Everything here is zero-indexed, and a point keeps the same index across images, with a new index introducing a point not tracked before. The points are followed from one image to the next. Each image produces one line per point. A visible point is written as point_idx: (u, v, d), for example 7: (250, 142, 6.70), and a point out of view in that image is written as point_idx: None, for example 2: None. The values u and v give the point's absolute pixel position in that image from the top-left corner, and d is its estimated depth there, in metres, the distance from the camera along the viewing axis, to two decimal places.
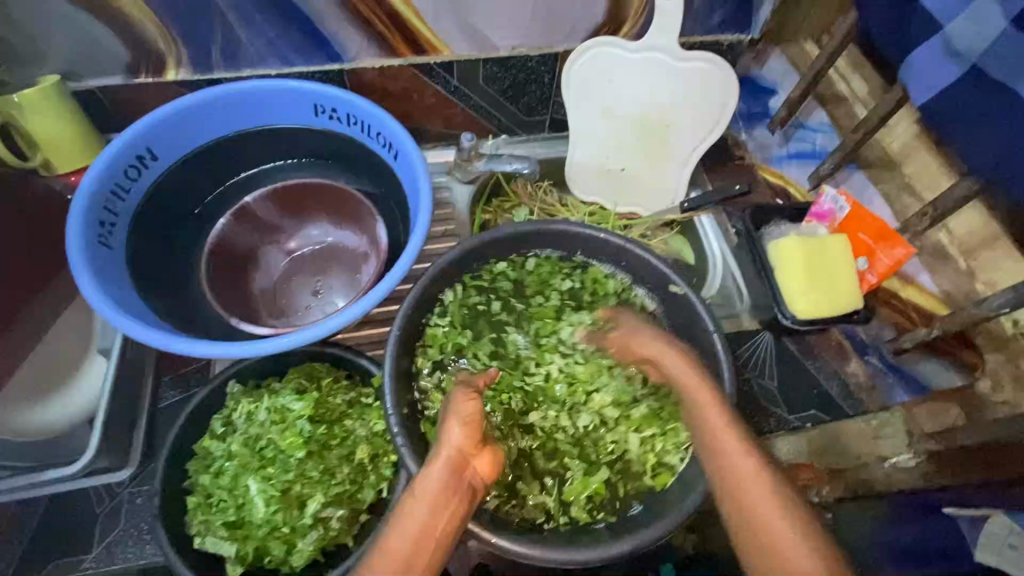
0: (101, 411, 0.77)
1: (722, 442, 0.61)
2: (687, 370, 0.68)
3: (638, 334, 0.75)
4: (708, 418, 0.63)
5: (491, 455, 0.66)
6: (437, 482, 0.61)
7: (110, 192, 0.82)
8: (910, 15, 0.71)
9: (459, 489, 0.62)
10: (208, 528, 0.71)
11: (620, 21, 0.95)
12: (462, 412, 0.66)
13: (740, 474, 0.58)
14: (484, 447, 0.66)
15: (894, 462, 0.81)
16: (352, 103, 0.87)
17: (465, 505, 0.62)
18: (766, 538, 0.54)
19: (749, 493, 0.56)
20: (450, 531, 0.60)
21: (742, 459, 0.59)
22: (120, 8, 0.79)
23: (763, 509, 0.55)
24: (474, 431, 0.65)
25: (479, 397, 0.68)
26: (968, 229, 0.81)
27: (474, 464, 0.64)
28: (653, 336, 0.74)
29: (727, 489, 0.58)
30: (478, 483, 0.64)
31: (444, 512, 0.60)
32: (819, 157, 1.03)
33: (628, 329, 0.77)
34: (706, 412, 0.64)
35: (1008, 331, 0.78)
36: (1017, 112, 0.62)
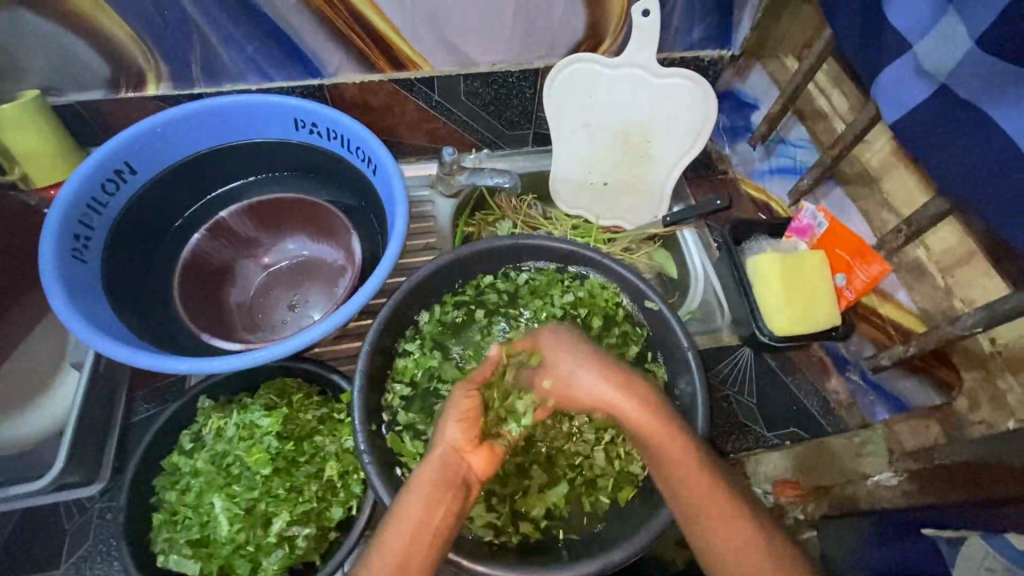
0: (70, 426, 0.77)
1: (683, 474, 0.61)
2: (644, 413, 0.63)
3: (577, 377, 0.67)
4: (670, 455, 0.61)
5: (489, 454, 0.64)
6: (434, 477, 0.60)
7: (87, 206, 0.82)
8: (878, 33, 0.71)
9: (454, 484, 0.61)
10: (172, 546, 0.70)
11: (599, 37, 0.96)
12: (460, 407, 0.66)
13: (702, 504, 0.60)
14: (480, 443, 0.64)
15: (878, 480, 0.83)
16: (333, 119, 0.88)
17: (460, 500, 0.60)
18: (729, 555, 0.58)
19: (713, 521, 0.59)
20: (443, 528, 0.59)
21: (715, 495, 0.60)
22: (98, 26, 0.81)
23: (725, 533, 0.59)
24: (470, 427, 0.65)
25: (478, 393, 0.67)
26: (944, 247, 0.81)
27: (470, 459, 0.63)
28: (589, 382, 0.67)
29: (691, 519, 0.60)
30: (472, 480, 0.63)
31: (438, 507, 0.59)
32: (798, 173, 1.04)
33: (562, 369, 0.68)
34: (665, 447, 0.62)
35: (985, 350, 0.77)
36: (984, 130, 0.62)
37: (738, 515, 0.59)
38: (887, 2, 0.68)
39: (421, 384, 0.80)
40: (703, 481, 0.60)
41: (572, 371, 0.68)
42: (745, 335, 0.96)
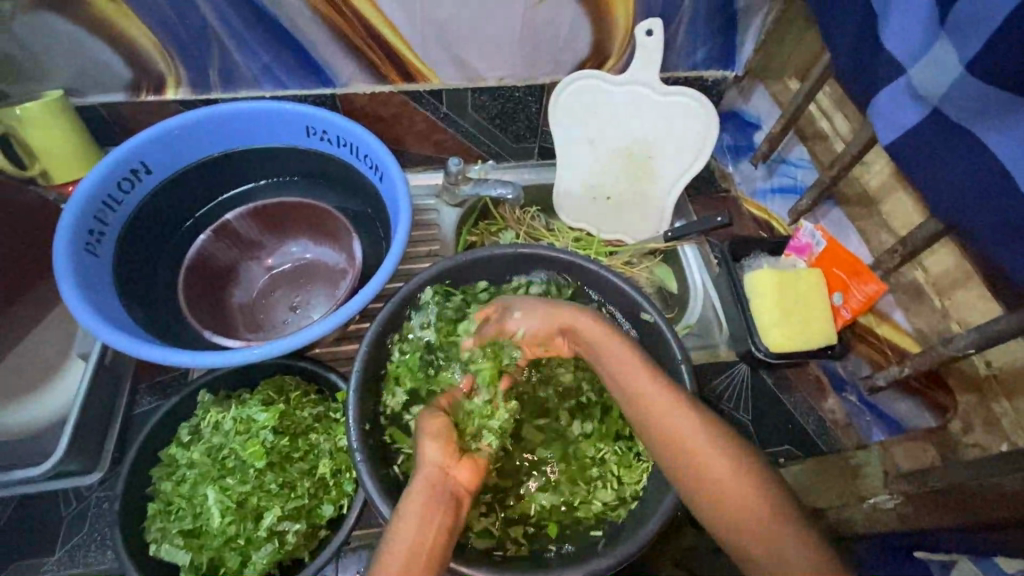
0: (72, 414, 0.79)
1: (677, 431, 0.64)
2: (646, 381, 0.67)
3: (529, 315, 0.76)
4: (675, 424, 0.64)
5: (471, 466, 0.67)
6: (419, 497, 0.61)
7: (102, 203, 0.85)
8: (874, 57, 0.72)
9: (441, 500, 0.62)
10: (164, 536, 0.71)
11: (604, 56, 0.99)
12: (433, 427, 0.68)
13: (698, 462, 0.62)
14: (461, 458, 0.67)
15: (875, 502, 0.79)
16: (343, 126, 0.91)
17: (453, 516, 0.62)
18: (730, 509, 0.60)
19: (711, 479, 0.61)
20: (435, 551, 0.59)
21: (720, 468, 0.61)
22: (124, 32, 0.85)
23: (743, 506, 0.59)
24: (446, 445, 0.67)
25: (444, 416, 0.71)
26: (943, 269, 0.82)
27: (457, 474, 0.65)
28: (550, 313, 0.75)
29: (690, 476, 0.62)
30: (462, 493, 0.64)
31: (429, 525, 0.60)
32: (799, 192, 1.05)
33: (529, 322, 0.76)
34: (658, 407, 0.65)
35: (980, 371, 0.78)
36: (975, 153, 0.63)
37: (736, 467, 0.61)
38: (883, 27, 0.70)
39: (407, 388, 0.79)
40: (699, 439, 0.63)
41: (565, 311, 0.74)
42: (742, 351, 0.97)
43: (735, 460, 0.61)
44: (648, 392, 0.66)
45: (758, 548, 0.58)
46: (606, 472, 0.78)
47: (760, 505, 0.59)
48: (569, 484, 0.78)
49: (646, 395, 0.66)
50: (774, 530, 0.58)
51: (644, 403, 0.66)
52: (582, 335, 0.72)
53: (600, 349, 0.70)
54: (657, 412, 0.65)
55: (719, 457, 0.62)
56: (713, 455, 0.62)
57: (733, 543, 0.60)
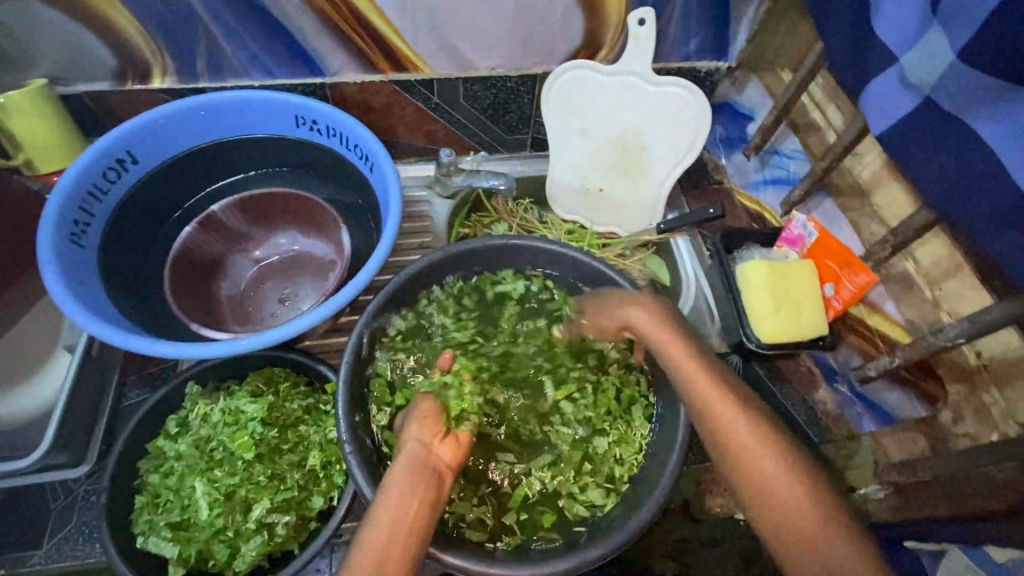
0: (59, 406, 0.78)
1: (723, 415, 0.61)
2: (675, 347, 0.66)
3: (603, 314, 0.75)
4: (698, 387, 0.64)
5: (454, 442, 0.68)
6: (402, 473, 0.62)
7: (87, 193, 0.84)
8: (866, 46, 0.72)
9: (426, 476, 0.62)
10: (152, 528, 0.71)
11: (597, 46, 0.98)
12: (420, 410, 0.69)
13: (741, 444, 0.59)
14: (446, 436, 0.68)
15: (866, 493, 0.87)
16: (333, 116, 0.90)
17: (435, 488, 0.62)
18: (773, 495, 0.57)
19: (751, 462, 0.58)
20: (415, 524, 0.59)
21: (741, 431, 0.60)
22: (108, 19, 0.83)
23: (762, 470, 0.58)
24: (431, 425, 0.68)
25: (432, 397, 0.72)
26: (934, 259, 0.81)
27: (438, 450, 0.66)
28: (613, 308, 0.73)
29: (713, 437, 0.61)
30: (445, 470, 0.65)
31: (412, 499, 0.59)
32: (791, 183, 1.04)
33: (597, 321, 0.76)
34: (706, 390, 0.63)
35: (971, 362, 0.76)
36: (966, 141, 0.63)
37: (778, 454, 0.58)
38: (875, 15, 0.69)
39: (387, 377, 0.79)
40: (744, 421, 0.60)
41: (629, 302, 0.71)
42: (733, 343, 0.97)
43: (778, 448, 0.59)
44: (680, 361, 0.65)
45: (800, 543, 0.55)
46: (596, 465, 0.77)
47: (801, 490, 0.56)
48: (559, 475, 0.77)
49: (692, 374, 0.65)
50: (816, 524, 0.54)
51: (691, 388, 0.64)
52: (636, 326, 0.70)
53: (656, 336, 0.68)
54: (706, 395, 0.63)
55: (763, 443, 0.59)
56: (732, 417, 0.61)
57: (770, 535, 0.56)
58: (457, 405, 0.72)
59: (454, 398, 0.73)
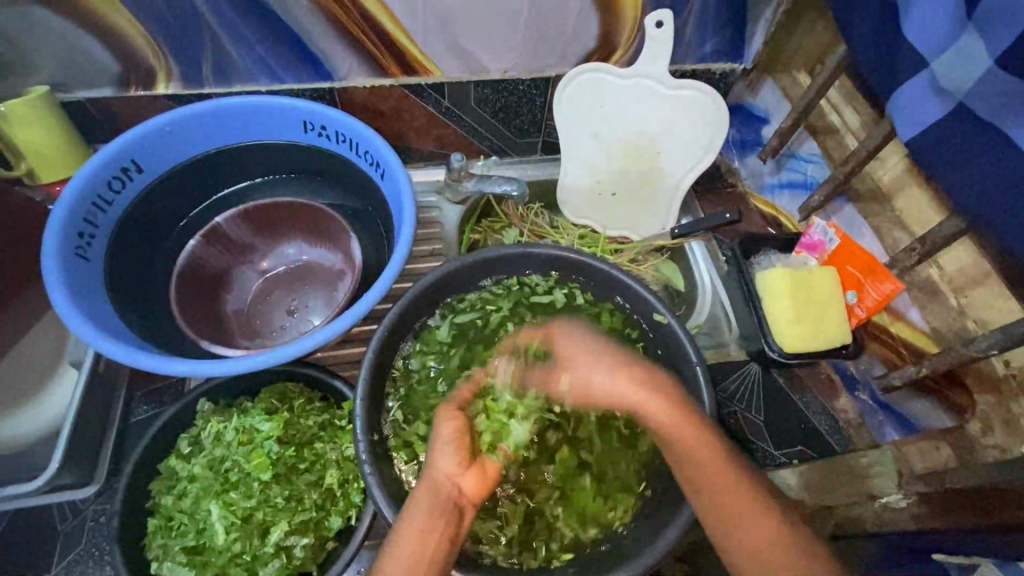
0: (66, 427, 0.76)
1: (728, 503, 0.60)
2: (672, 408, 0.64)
3: (596, 376, 0.68)
4: (702, 463, 0.62)
5: (479, 472, 0.64)
6: (422, 509, 0.60)
7: (91, 204, 0.82)
8: (895, 50, 0.70)
9: (445, 511, 0.60)
10: (166, 553, 0.69)
11: (612, 47, 0.96)
12: (444, 430, 0.66)
13: (750, 530, 0.59)
14: (472, 465, 0.64)
15: (885, 502, 0.81)
16: (342, 122, 0.87)
17: (455, 525, 0.60)
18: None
19: (755, 555, 0.59)
20: (437, 559, 0.58)
21: (745, 507, 0.60)
22: (111, 24, 0.81)
23: (760, 543, 0.59)
24: (457, 451, 0.65)
25: (460, 414, 0.67)
26: (958, 267, 0.81)
27: (463, 482, 0.63)
28: (606, 382, 0.67)
29: (713, 513, 0.61)
30: (466, 503, 0.62)
31: (432, 535, 0.59)
32: (809, 188, 1.03)
33: (581, 377, 0.68)
34: (712, 479, 0.61)
35: (999, 372, 0.77)
36: (1001, 150, 0.62)
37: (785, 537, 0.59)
38: (904, 18, 0.67)
39: (408, 386, 0.77)
40: (749, 513, 0.60)
41: (630, 365, 0.68)
42: (752, 351, 0.95)
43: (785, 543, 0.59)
44: (675, 429, 0.63)
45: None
46: (614, 488, 0.75)
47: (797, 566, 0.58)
48: (578, 496, 0.74)
49: (697, 456, 0.62)
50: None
51: (707, 486, 0.61)
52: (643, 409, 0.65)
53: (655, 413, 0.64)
54: (709, 481, 0.61)
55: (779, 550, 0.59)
56: (734, 490, 0.61)
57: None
58: (492, 431, 0.68)
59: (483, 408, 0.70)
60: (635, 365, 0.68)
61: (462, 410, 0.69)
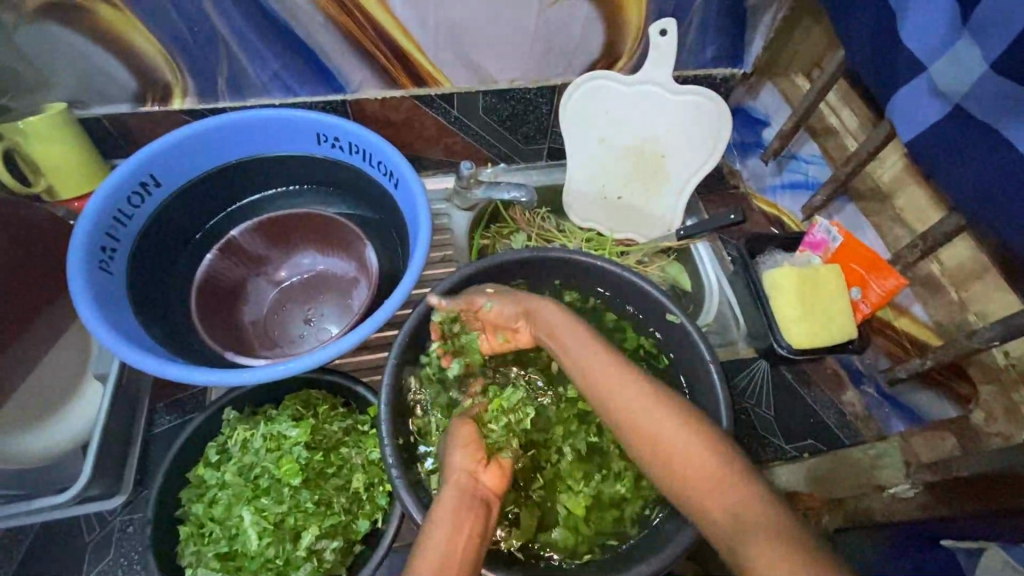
0: (94, 438, 0.77)
1: (642, 419, 0.64)
2: (572, 332, 0.73)
3: (488, 306, 0.77)
4: (620, 400, 0.66)
5: (495, 470, 0.68)
6: (450, 504, 0.62)
7: (112, 218, 0.83)
8: (894, 55, 0.73)
9: (473, 506, 0.63)
10: (199, 559, 0.70)
11: (617, 56, 0.98)
12: (461, 433, 0.69)
13: (678, 456, 0.60)
14: (489, 461, 0.68)
15: (895, 493, 0.82)
16: (356, 133, 0.89)
17: (482, 519, 0.62)
18: (692, 484, 0.58)
19: (662, 452, 0.61)
20: (467, 553, 0.59)
21: (670, 433, 0.61)
22: (129, 41, 0.82)
23: (690, 465, 0.59)
24: (473, 450, 0.68)
25: (473, 422, 0.72)
26: (958, 263, 0.84)
27: (483, 478, 0.66)
28: (509, 306, 0.76)
29: (645, 445, 0.63)
30: (491, 496, 0.66)
31: (462, 530, 0.60)
32: (812, 187, 1.06)
33: (497, 308, 0.77)
34: (614, 397, 0.66)
35: (999, 362, 0.80)
36: (999, 150, 0.64)
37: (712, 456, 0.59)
38: (901, 24, 0.70)
39: (422, 399, 0.77)
40: (671, 433, 0.61)
41: (535, 301, 0.76)
42: (761, 348, 0.98)
43: (685, 432, 0.61)
44: (594, 365, 0.69)
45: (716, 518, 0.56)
46: (629, 490, 0.76)
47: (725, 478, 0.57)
48: (592, 496, 0.76)
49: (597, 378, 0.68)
50: (729, 493, 0.55)
51: (634, 423, 0.64)
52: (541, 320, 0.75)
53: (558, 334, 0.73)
54: (611, 396, 0.67)
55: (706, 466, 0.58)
56: (655, 420, 0.63)
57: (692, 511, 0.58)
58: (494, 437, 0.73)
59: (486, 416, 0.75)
60: (531, 304, 0.76)
61: (474, 420, 0.73)
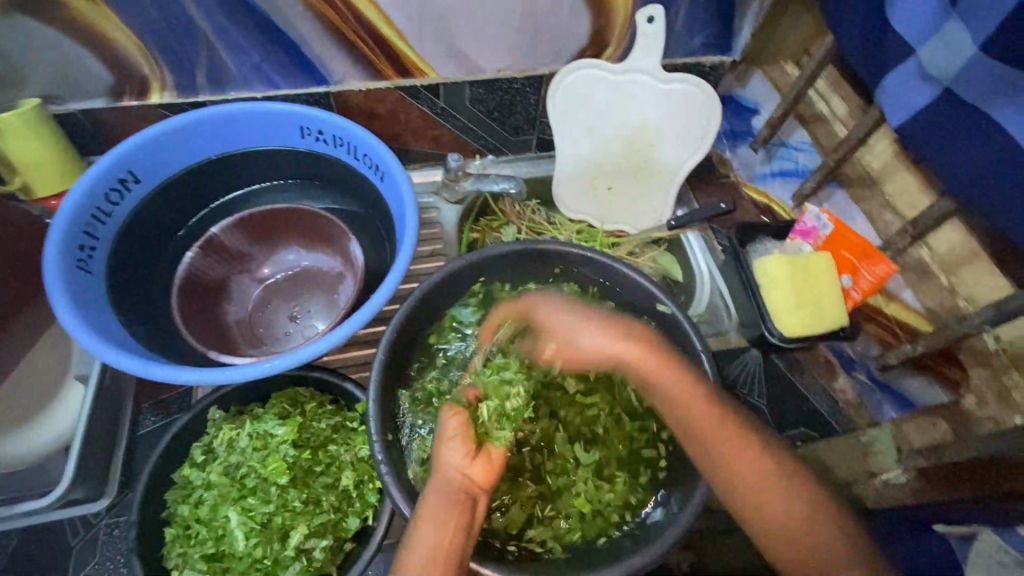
0: (77, 439, 0.76)
1: (751, 485, 0.65)
2: (671, 374, 0.68)
3: (579, 337, 0.73)
4: (735, 463, 0.66)
5: (485, 461, 0.66)
6: (436, 500, 0.61)
7: (91, 215, 0.81)
8: (883, 38, 0.72)
9: (459, 501, 0.62)
10: (185, 561, 0.69)
11: (604, 44, 0.97)
12: (448, 425, 0.67)
13: (784, 524, 0.64)
14: (478, 453, 0.66)
15: (886, 479, 0.87)
16: (339, 126, 0.88)
17: (469, 514, 0.62)
18: (797, 548, 0.64)
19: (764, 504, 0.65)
20: (453, 549, 0.59)
21: (781, 506, 0.65)
22: (103, 33, 0.80)
23: (797, 531, 0.64)
24: (463, 443, 0.66)
25: (464, 411, 0.69)
26: (948, 247, 0.82)
27: (471, 471, 0.65)
28: (590, 339, 0.72)
29: (750, 510, 0.65)
30: (478, 490, 0.64)
31: (446, 527, 0.60)
32: (802, 175, 1.05)
33: (574, 339, 0.73)
34: (723, 448, 0.66)
35: (990, 347, 0.76)
36: (989, 133, 0.64)
37: (816, 522, 0.65)
38: (890, 7, 0.69)
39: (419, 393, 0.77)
40: (782, 502, 0.65)
41: (620, 326, 0.72)
42: (753, 337, 0.97)
43: (789, 485, 0.66)
44: (703, 420, 0.67)
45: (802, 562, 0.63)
46: (627, 480, 0.76)
47: (827, 541, 0.64)
48: (588, 488, 0.75)
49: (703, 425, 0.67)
50: (815, 540, 0.64)
51: (745, 490, 0.65)
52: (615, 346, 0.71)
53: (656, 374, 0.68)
54: (722, 448, 0.66)
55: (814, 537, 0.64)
56: (764, 485, 0.65)
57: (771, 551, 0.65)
58: (491, 414, 0.69)
59: (490, 390, 0.72)
60: (617, 325, 0.73)
61: (467, 406, 0.70)
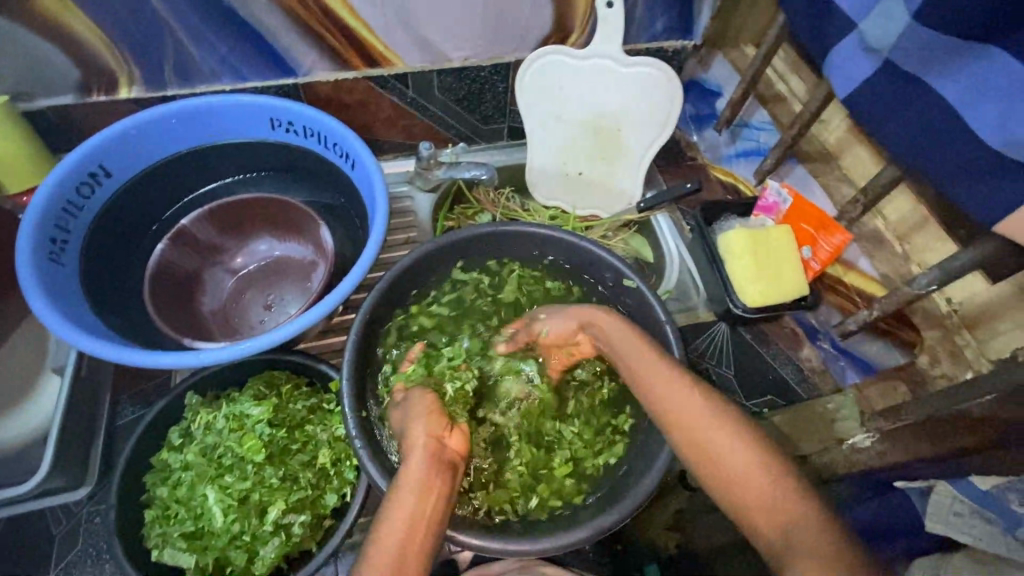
0: (54, 429, 0.77)
1: (714, 444, 0.63)
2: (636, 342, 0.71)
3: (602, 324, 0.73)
4: (696, 420, 0.65)
5: (460, 433, 0.69)
6: (418, 471, 0.62)
7: (62, 209, 0.82)
8: (826, 14, 0.75)
9: (440, 468, 0.64)
10: (165, 540, 0.70)
11: (567, 31, 1.00)
12: (423, 404, 0.69)
13: (748, 484, 0.61)
14: (454, 427, 0.69)
15: (853, 444, 0.86)
16: (309, 116, 0.89)
17: (449, 481, 0.64)
18: (762, 510, 0.59)
19: (744, 485, 0.61)
20: (433, 516, 0.60)
21: (744, 466, 0.61)
22: (69, 30, 0.81)
23: (760, 492, 0.60)
24: (435, 419, 0.68)
25: (433, 395, 0.71)
26: (900, 215, 0.89)
27: (449, 442, 0.67)
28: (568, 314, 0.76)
29: (713, 470, 0.63)
30: (457, 458, 0.67)
31: (429, 496, 0.61)
32: (762, 153, 1.09)
33: (554, 327, 0.77)
34: (692, 418, 0.65)
35: (942, 308, 0.84)
36: (924, 101, 0.67)
37: (785, 484, 0.60)
38: None
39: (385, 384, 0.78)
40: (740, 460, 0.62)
41: (597, 313, 0.74)
42: (720, 311, 1.00)
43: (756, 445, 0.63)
44: (665, 381, 0.67)
45: (777, 542, 0.58)
46: (593, 448, 0.78)
47: (791, 502, 0.59)
48: (558, 459, 0.77)
49: (688, 398, 0.66)
50: (781, 502, 0.59)
51: (709, 449, 0.63)
52: (596, 322, 0.74)
53: (637, 353, 0.70)
54: (692, 408, 0.65)
55: (781, 501, 0.59)
56: (724, 443, 0.63)
57: (756, 537, 0.60)
58: (454, 396, 0.74)
59: (442, 373, 0.76)
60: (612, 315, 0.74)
61: (435, 391, 0.73)
